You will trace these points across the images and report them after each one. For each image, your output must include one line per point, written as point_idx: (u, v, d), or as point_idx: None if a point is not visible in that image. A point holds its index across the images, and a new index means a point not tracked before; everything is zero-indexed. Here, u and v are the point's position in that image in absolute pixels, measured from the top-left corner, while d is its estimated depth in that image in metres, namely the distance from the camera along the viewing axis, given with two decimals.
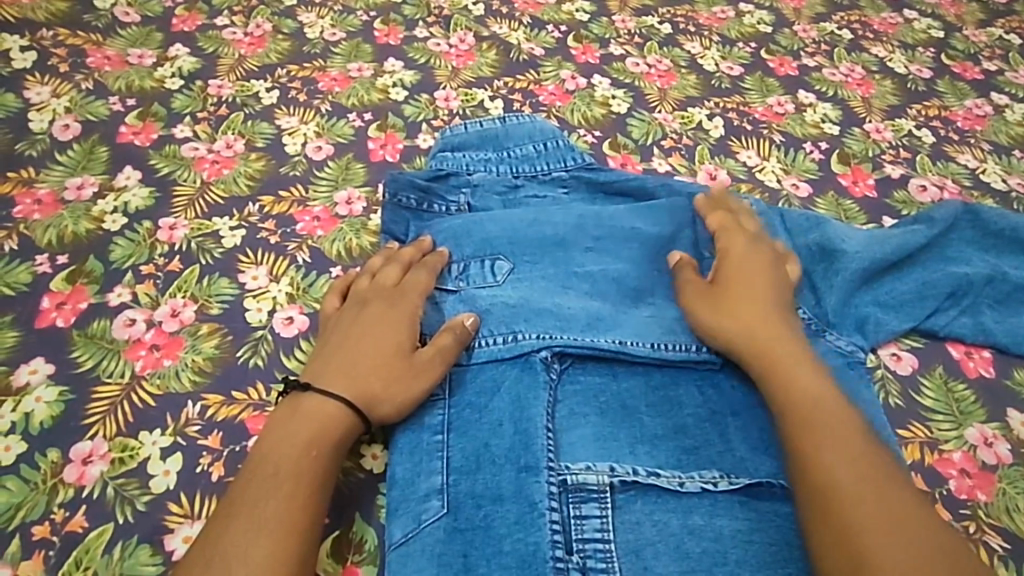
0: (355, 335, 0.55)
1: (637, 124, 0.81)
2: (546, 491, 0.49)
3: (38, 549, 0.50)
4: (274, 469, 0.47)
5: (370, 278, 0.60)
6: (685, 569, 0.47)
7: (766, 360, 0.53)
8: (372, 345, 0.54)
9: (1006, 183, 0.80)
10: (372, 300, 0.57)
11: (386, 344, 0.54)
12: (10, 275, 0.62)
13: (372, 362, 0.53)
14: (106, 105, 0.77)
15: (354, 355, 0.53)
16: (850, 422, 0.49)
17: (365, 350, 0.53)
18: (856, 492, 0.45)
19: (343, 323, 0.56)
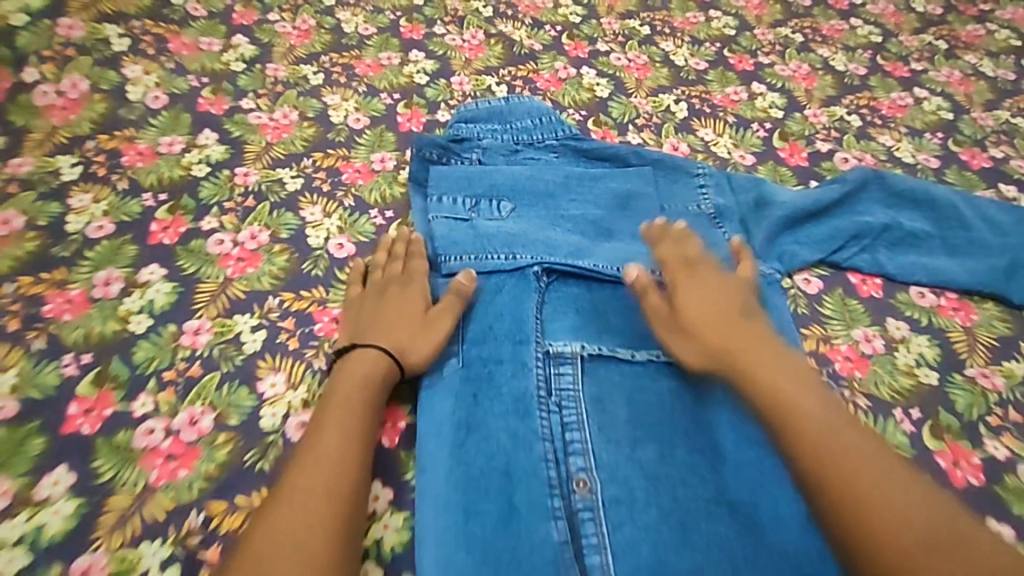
0: (382, 310, 0.69)
1: (617, 106, 1.00)
2: (534, 356, 0.68)
3: (170, 385, 0.65)
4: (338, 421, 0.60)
5: (381, 270, 0.73)
6: (632, 410, 0.66)
7: (727, 360, 0.60)
8: (397, 314, 0.68)
9: (915, 158, 0.97)
10: (389, 284, 0.71)
11: (410, 314, 0.68)
12: (125, 207, 0.79)
13: (399, 321, 0.68)
14: (186, 81, 0.94)
15: (385, 321, 0.67)
16: (834, 418, 0.52)
17: (392, 316, 0.68)
18: (853, 486, 0.48)
19: (369, 302, 0.70)
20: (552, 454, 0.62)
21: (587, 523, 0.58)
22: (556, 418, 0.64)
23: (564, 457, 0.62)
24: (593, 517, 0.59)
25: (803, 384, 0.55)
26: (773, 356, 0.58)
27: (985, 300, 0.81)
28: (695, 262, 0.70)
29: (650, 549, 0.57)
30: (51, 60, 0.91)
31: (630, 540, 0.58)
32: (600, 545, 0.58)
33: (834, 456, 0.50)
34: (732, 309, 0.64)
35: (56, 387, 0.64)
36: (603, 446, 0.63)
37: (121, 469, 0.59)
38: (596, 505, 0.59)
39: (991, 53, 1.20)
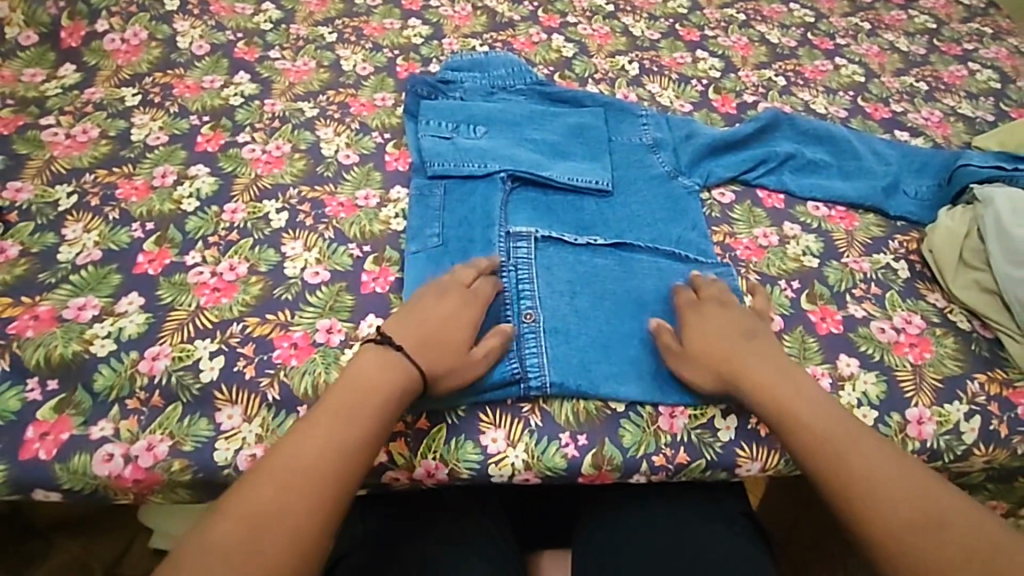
0: (436, 319, 0.72)
1: (579, 64, 1.20)
2: (497, 236, 0.84)
3: (215, 245, 0.83)
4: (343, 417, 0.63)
5: (451, 273, 0.77)
6: (573, 270, 0.82)
7: (734, 386, 0.72)
8: (443, 330, 0.72)
9: (826, 110, 1.17)
10: (452, 291, 0.75)
11: (457, 332, 0.72)
12: (176, 125, 0.99)
13: (448, 345, 0.71)
14: (224, 35, 1.15)
15: (438, 337, 0.71)
16: (857, 436, 0.66)
17: (442, 334, 0.71)
18: (869, 475, 0.64)
19: (428, 304, 0.73)
20: (507, 297, 0.79)
21: (530, 341, 0.76)
22: (513, 275, 0.81)
23: (516, 298, 0.79)
24: (535, 337, 0.76)
25: (812, 400, 0.70)
26: (771, 376, 0.72)
27: (868, 213, 0.98)
28: (703, 299, 0.78)
29: (577, 358, 0.75)
30: (119, 16, 1.13)
31: (564, 353, 0.76)
32: (539, 353, 0.75)
33: (858, 475, 0.64)
34: (732, 335, 0.75)
35: (129, 243, 0.83)
36: (548, 291, 0.80)
37: (179, 295, 0.78)
38: (538, 329, 0.77)
39: (909, 33, 1.40)
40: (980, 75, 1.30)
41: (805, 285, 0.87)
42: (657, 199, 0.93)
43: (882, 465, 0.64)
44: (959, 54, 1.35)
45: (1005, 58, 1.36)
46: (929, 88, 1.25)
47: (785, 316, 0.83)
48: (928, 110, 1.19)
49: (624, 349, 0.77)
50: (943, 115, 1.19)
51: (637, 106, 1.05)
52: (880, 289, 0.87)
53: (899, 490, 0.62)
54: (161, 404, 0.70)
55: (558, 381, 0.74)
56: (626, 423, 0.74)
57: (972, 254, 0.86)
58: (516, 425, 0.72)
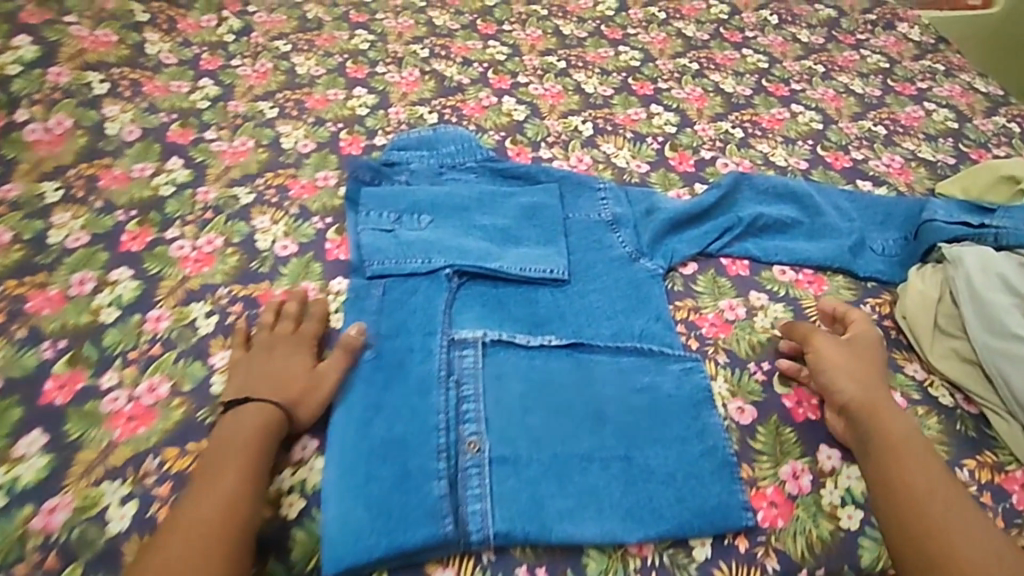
0: (270, 370, 0.74)
1: (531, 127, 1.16)
2: (438, 344, 0.78)
3: (133, 364, 0.77)
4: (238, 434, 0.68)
5: (269, 331, 0.79)
6: (524, 379, 0.77)
7: (867, 404, 0.74)
8: (280, 372, 0.74)
9: (786, 161, 1.14)
10: (277, 343, 0.77)
11: (294, 371, 0.74)
12: (100, 222, 0.93)
13: (287, 380, 0.73)
14: (157, 117, 1.09)
15: (275, 378, 0.73)
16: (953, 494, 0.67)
17: (278, 375, 0.73)
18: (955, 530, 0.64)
19: (254, 364, 0.75)
20: (444, 423, 0.71)
21: (472, 477, 0.68)
22: (454, 394, 0.74)
23: (457, 423, 0.72)
24: (479, 471, 0.68)
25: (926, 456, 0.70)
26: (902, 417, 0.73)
27: (837, 274, 0.94)
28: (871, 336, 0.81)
29: (527, 496, 0.68)
30: (41, 103, 1.07)
31: (510, 489, 0.68)
32: (482, 495, 0.67)
33: (921, 502, 0.66)
34: (872, 365, 0.78)
35: (35, 368, 0.75)
36: (493, 408, 0.73)
37: (89, 429, 0.71)
38: (483, 461, 0.69)
39: (862, 74, 1.39)
40: (936, 115, 1.28)
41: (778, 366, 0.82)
42: (616, 284, 0.88)
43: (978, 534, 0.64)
44: (914, 93, 1.34)
45: (960, 94, 1.35)
46: (888, 132, 1.23)
47: (758, 405, 0.78)
48: (888, 156, 1.17)
49: (581, 474, 0.69)
50: (904, 160, 1.16)
51: (595, 179, 1.02)
52: None
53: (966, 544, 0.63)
54: (59, 566, 0.62)
55: (503, 524, 0.66)
56: (590, 549, 0.67)
57: (948, 322, 0.82)
58: (466, 562, 0.65)
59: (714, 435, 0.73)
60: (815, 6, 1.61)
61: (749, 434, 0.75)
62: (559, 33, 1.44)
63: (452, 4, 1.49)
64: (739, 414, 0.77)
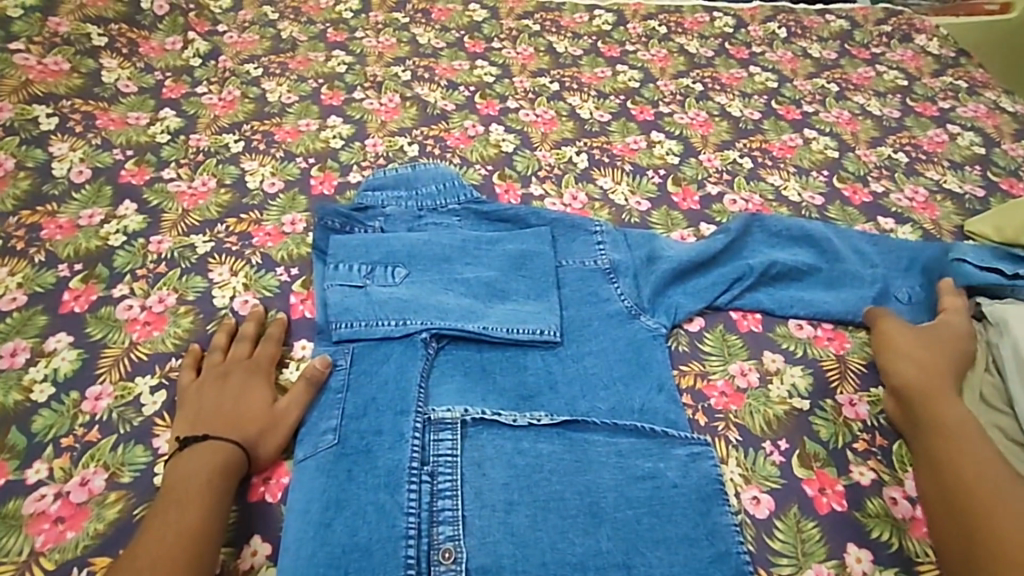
0: (224, 401, 0.68)
1: (521, 159, 1.07)
2: (412, 426, 0.67)
3: (66, 451, 0.66)
4: (202, 467, 0.62)
5: (223, 356, 0.73)
6: (510, 467, 0.66)
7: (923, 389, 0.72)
8: (236, 404, 0.68)
9: (800, 196, 1.04)
10: (232, 370, 0.71)
11: (252, 401, 0.68)
12: (40, 278, 0.83)
13: (245, 413, 0.67)
14: (110, 155, 1.01)
15: (232, 411, 0.67)
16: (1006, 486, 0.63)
17: (235, 407, 0.67)
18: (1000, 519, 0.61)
19: (206, 393, 0.69)
20: (415, 528, 0.60)
21: None
22: (428, 487, 0.63)
23: (431, 527, 0.61)
24: None
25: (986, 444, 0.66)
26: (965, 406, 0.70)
27: (860, 330, 0.84)
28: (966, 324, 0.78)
29: None
30: None
31: None
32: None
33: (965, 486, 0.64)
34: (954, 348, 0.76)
35: None
36: (473, 506, 0.63)
37: (5, 537, 0.60)
38: (459, 574, 0.59)
39: (879, 93, 1.29)
40: (961, 139, 1.19)
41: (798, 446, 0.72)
42: (613, 346, 0.79)
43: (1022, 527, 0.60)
44: (936, 114, 1.24)
45: (985, 115, 1.25)
46: (910, 160, 1.13)
47: (775, 493, 0.68)
48: (911, 187, 1.07)
49: None
50: (929, 192, 1.07)
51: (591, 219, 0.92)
52: (886, 440, 0.73)
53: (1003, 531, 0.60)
54: None
55: None
56: None
57: (992, 393, 0.73)
58: None
59: (727, 539, 0.63)
60: (826, 17, 1.51)
61: (766, 531, 0.66)
62: (553, 51, 1.34)
63: (438, 19, 1.40)
64: (755, 506, 0.67)
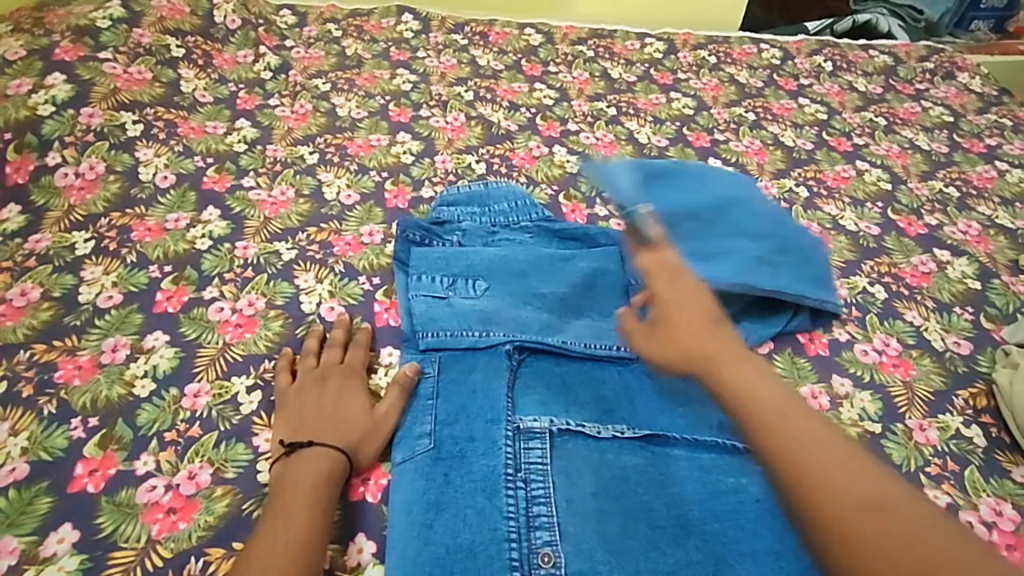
0: (325, 406, 0.71)
1: (585, 181, 1.10)
2: (503, 433, 0.70)
3: (171, 445, 0.69)
4: (312, 480, 0.64)
5: (317, 361, 0.76)
6: (598, 476, 0.68)
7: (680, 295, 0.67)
8: (336, 409, 0.71)
9: (857, 225, 1.07)
10: (329, 375, 0.74)
11: (351, 407, 0.71)
12: (133, 278, 0.87)
13: (346, 418, 0.70)
14: (193, 162, 1.05)
15: (334, 416, 0.70)
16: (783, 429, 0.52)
17: (336, 412, 0.70)
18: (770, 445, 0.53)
19: (307, 398, 0.71)
20: (516, 532, 0.63)
21: None
22: (523, 494, 0.66)
23: (529, 531, 0.63)
24: None
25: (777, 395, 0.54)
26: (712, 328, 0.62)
27: (924, 358, 0.87)
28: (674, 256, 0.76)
29: None
30: (73, 146, 0.99)
31: None
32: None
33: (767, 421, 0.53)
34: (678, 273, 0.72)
35: (64, 449, 0.68)
36: (567, 512, 0.65)
37: (121, 525, 0.63)
38: None
39: (926, 128, 1.33)
40: (1009, 175, 1.22)
41: None
42: None
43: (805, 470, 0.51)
44: (983, 151, 1.28)
45: None
46: (961, 194, 1.16)
47: None
48: (965, 221, 1.10)
49: None
50: (982, 227, 1.09)
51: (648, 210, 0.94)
52: (958, 465, 0.75)
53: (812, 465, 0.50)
54: None
55: None
56: None
57: None
58: None
59: None
60: (869, 53, 1.55)
61: None
62: (608, 76, 1.38)
63: (496, 42, 1.45)
64: None
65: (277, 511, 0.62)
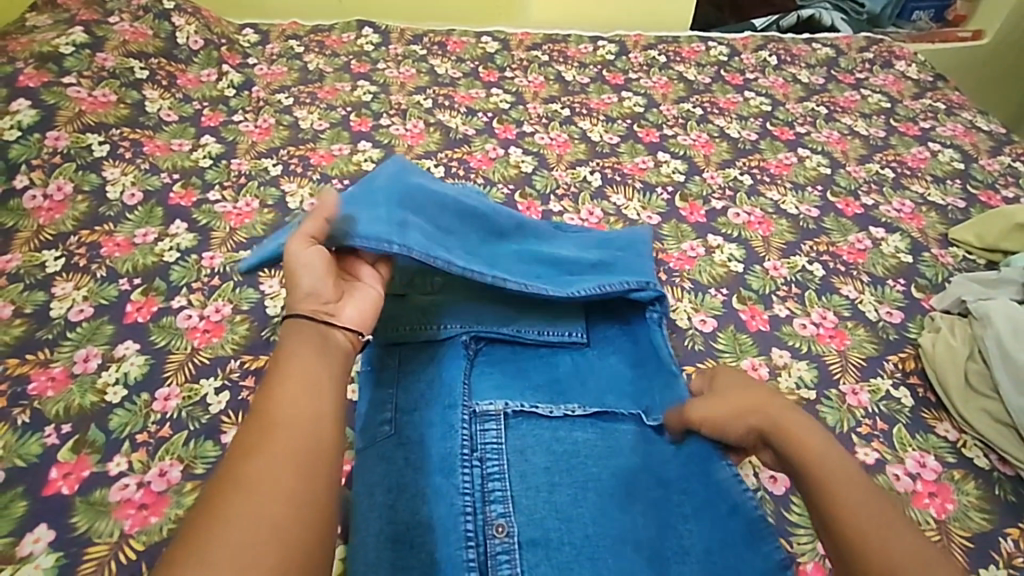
0: (301, 341, 0.61)
1: (540, 179, 1.16)
2: (460, 417, 0.74)
3: (143, 446, 0.73)
4: (304, 401, 0.54)
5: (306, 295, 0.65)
6: (550, 452, 0.73)
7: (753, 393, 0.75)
8: (311, 345, 0.60)
9: (797, 208, 1.13)
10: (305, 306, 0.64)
11: (311, 338, 0.61)
12: (103, 292, 0.90)
13: (320, 348, 0.61)
14: (159, 179, 1.09)
15: (304, 349, 0.60)
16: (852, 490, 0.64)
17: (310, 342, 0.61)
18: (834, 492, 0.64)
19: (302, 336, 0.61)
20: (471, 506, 0.67)
21: (503, 563, 0.64)
22: (479, 472, 0.70)
23: (484, 505, 0.68)
24: (509, 557, 0.64)
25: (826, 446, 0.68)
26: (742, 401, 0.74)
27: (858, 328, 0.93)
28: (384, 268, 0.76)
29: None
30: (40, 167, 1.03)
31: None
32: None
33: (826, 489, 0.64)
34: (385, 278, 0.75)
35: (39, 454, 0.71)
36: (520, 487, 0.69)
37: (96, 522, 0.67)
38: (512, 546, 0.65)
39: (865, 115, 1.40)
40: (942, 155, 1.29)
41: None
42: (636, 348, 0.86)
43: (869, 509, 0.62)
44: (918, 134, 1.35)
45: (963, 134, 1.36)
46: (896, 175, 1.23)
47: None
48: (899, 200, 1.17)
49: (617, 557, 0.65)
50: (915, 205, 1.16)
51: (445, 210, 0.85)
52: (887, 424, 0.81)
53: (859, 504, 0.63)
54: None
55: None
56: None
57: (979, 379, 0.81)
58: None
59: (750, 510, 0.71)
60: (812, 46, 1.62)
61: (784, 505, 0.75)
62: (562, 79, 1.44)
63: (454, 51, 1.50)
64: (771, 483, 0.76)
65: (252, 453, 0.50)
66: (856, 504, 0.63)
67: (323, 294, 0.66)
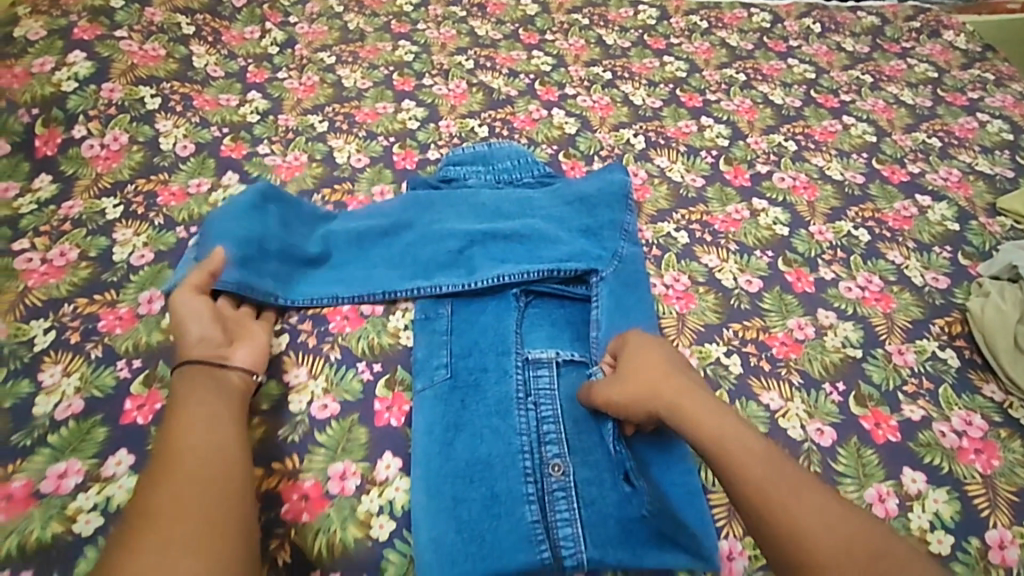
0: (196, 390, 0.67)
1: (583, 140, 1.16)
2: (514, 364, 0.76)
3: None
4: (204, 437, 0.63)
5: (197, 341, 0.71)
6: None
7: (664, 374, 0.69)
8: (209, 393, 0.68)
9: (843, 174, 1.12)
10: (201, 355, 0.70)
11: (203, 385, 0.68)
12: (162, 239, 0.93)
13: (218, 394, 0.68)
14: (209, 132, 1.10)
15: (199, 396, 0.67)
16: (774, 471, 0.61)
17: (205, 389, 0.68)
18: (759, 483, 0.60)
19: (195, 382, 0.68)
20: (528, 445, 0.70)
21: (560, 501, 0.67)
22: (534, 415, 0.72)
23: (540, 445, 0.70)
24: (566, 495, 0.67)
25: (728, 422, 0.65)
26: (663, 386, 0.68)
27: (903, 292, 0.93)
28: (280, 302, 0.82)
29: (615, 520, 0.66)
30: (97, 119, 1.06)
31: (598, 515, 0.67)
32: (572, 518, 0.66)
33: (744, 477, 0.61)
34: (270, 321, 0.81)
35: (113, 387, 0.75)
36: (575, 430, 0.72)
37: None
38: (569, 484, 0.68)
39: (911, 84, 1.38)
40: (990, 126, 1.27)
41: (851, 387, 0.81)
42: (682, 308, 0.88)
43: (798, 486, 0.60)
44: (966, 104, 1.32)
45: (1013, 105, 1.33)
46: (943, 145, 1.21)
47: (836, 426, 0.77)
48: (946, 169, 1.15)
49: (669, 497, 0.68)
50: (962, 173, 1.15)
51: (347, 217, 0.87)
52: (933, 383, 0.82)
53: (783, 489, 0.60)
54: None
55: (595, 551, 0.65)
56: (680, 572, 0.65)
57: None
58: None
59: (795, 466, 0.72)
60: (857, 14, 1.59)
61: (830, 456, 0.74)
62: (603, 43, 1.43)
63: (494, 13, 1.49)
64: (818, 436, 0.76)
65: (161, 489, 0.58)
66: (775, 485, 0.60)
67: (215, 338, 0.72)
